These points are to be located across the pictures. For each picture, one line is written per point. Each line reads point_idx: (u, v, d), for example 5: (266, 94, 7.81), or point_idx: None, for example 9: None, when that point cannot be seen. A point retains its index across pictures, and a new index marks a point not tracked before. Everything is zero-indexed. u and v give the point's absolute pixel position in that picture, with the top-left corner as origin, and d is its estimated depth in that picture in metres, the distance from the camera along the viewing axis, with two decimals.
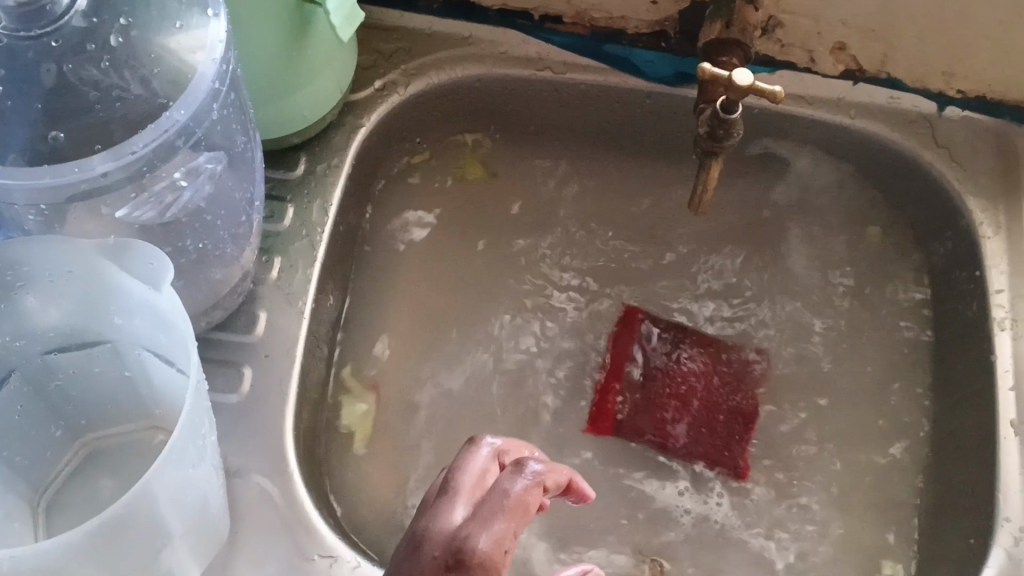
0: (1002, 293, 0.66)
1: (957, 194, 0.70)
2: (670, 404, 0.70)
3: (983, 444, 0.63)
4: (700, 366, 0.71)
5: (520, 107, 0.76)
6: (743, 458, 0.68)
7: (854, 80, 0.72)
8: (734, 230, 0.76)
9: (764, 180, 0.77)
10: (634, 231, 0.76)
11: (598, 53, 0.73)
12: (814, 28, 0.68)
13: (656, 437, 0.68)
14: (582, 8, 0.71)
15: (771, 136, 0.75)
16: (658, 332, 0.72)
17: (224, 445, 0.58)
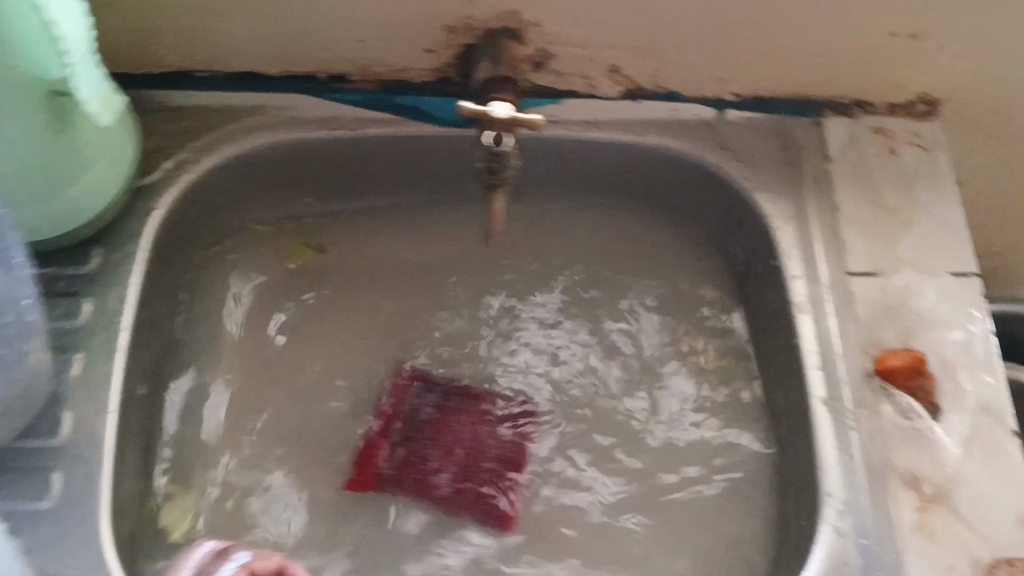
0: (798, 277, 0.70)
1: (746, 190, 0.73)
2: (435, 455, 0.71)
3: (798, 421, 0.67)
4: (470, 418, 0.73)
5: (330, 173, 0.77)
6: (506, 507, 0.69)
7: (635, 98, 0.75)
8: (554, 259, 0.80)
9: (565, 213, 0.81)
10: (458, 274, 0.80)
11: (389, 105, 0.73)
12: (585, 54, 0.70)
13: (417, 489, 0.69)
14: (363, 63, 0.71)
15: (571, 162, 0.77)
16: (426, 388, 0.74)
17: (37, 557, 0.56)
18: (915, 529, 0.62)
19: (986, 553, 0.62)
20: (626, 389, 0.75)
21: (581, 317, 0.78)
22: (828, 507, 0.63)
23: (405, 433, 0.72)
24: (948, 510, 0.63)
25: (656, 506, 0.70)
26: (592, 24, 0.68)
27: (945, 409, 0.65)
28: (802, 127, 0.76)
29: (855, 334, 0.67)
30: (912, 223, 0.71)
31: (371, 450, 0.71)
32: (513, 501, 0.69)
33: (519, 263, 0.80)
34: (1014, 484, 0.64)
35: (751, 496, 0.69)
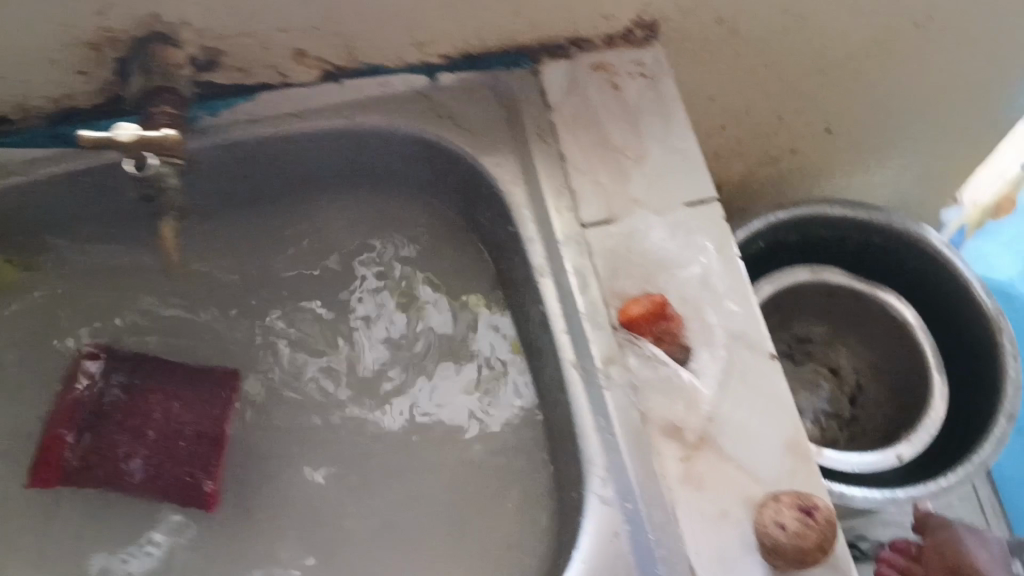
0: (535, 239, 0.67)
1: (472, 156, 0.69)
2: (124, 438, 0.67)
3: (555, 386, 0.66)
4: (162, 394, 0.69)
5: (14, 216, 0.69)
6: (209, 485, 0.67)
7: (337, 80, 0.69)
8: (302, 263, 0.78)
9: (299, 218, 0.78)
10: (203, 299, 0.76)
11: (64, 140, 0.67)
12: (258, 45, 0.64)
13: (107, 477, 0.67)
14: (19, 100, 0.64)
15: (287, 158, 0.71)
16: (112, 368, 0.70)
17: None
18: (681, 483, 0.59)
19: (759, 491, 0.59)
20: (391, 384, 0.74)
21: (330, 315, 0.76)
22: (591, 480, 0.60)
23: (89, 418, 0.68)
24: (713, 454, 0.60)
25: (433, 496, 0.69)
26: (253, 15, 0.61)
27: (694, 347, 0.63)
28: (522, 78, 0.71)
29: (597, 290, 0.64)
30: (642, 159, 0.68)
31: (53, 449, 0.66)
32: (217, 478, 0.68)
33: (265, 280, 0.77)
34: (779, 411, 0.61)
35: (526, 466, 0.68)
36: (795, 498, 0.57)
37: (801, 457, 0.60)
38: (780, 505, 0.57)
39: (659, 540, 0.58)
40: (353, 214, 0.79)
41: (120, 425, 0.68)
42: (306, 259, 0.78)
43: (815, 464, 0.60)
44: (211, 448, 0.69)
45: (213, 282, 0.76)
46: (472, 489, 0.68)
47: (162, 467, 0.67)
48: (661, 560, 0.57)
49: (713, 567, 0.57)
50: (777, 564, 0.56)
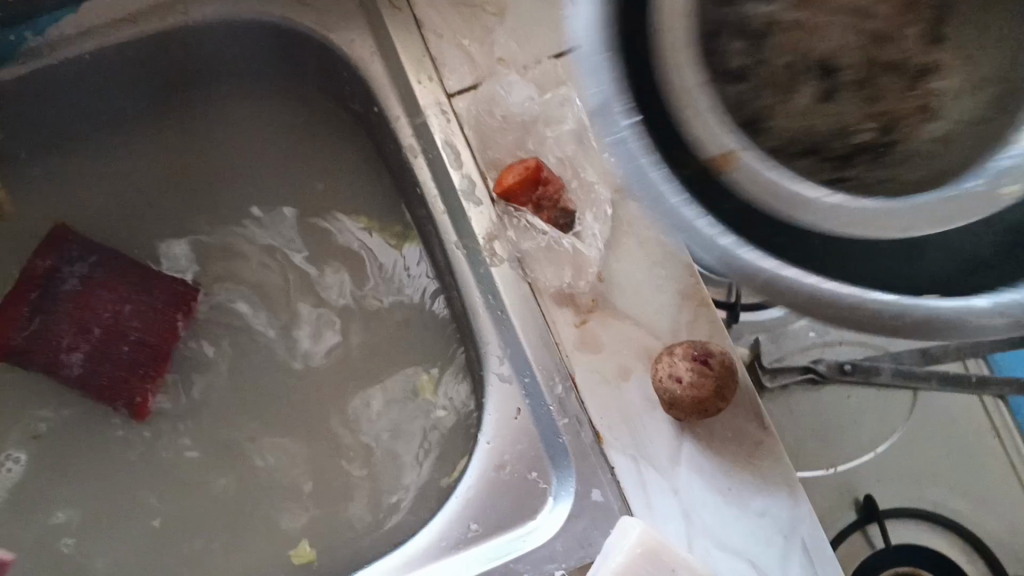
0: (402, 116, 0.63)
1: (323, 37, 0.65)
2: (68, 331, 0.66)
3: (443, 267, 0.65)
4: (116, 294, 0.68)
5: None
6: (141, 396, 0.67)
7: None
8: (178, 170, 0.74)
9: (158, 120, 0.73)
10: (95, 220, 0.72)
11: None
12: None
13: (45, 363, 0.66)
14: None
15: (135, 64, 0.67)
16: (77, 252, 0.69)
17: None
18: (579, 350, 0.57)
19: (657, 344, 0.57)
20: (297, 284, 0.72)
21: (224, 230, 0.74)
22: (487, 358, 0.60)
23: (39, 300, 0.67)
24: (607, 314, 0.58)
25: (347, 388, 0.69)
26: None
27: (578, 208, 0.60)
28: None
29: (470, 161, 0.61)
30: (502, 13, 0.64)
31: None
32: (150, 390, 0.67)
33: (151, 201, 0.73)
34: (668, 257, 0.59)
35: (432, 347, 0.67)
36: (689, 347, 0.55)
37: (696, 303, 0.58)
38: (674, 357, 0.54)
39: (559, 410, 0.56)
40: (219, 115, 0.75)
41: (68, 314, 0.67)
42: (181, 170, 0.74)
43: (712, 305, 0.58)
44: (155, 360, 0.68)
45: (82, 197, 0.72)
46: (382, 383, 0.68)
47: (100, 364, 0.66)
48: (562, 431, 0.56)
49: (616, 429, 0.55)
50: (677, 417, 0.55)
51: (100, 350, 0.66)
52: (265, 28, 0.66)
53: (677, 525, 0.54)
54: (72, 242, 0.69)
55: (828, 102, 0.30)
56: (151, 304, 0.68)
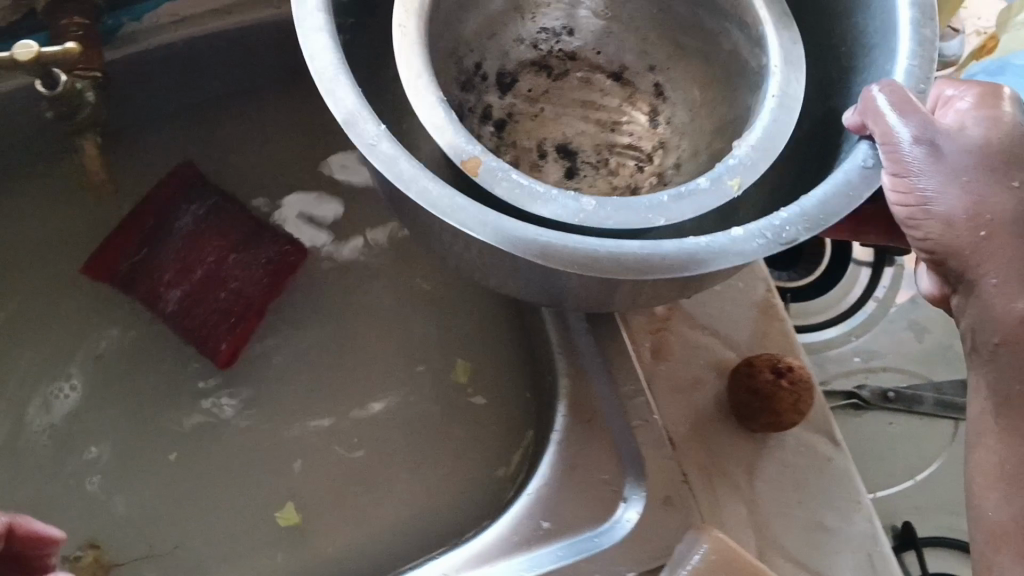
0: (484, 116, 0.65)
1: None
2: (171, 268, 0.68)
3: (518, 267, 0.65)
4: (224, 238, 0.69)
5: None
6: (226, 343, 0.66)
7: None
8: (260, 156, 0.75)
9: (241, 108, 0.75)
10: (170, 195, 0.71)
11: None
12: None
13: (144, 296, 0.67)
14: None
15: (225, 49, 0.68)
16: (195, 198, 0.70)
17: None
18: (657, 359, 0.58)
19: (733, 355, 0.57)
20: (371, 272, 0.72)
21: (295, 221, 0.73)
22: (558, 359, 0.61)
23: (151, 233, 0.69)
24: (683, 323, 0.58)
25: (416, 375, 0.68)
26: None
27: None
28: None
29: None
30: None
31: (107, 251, 0.68)
32: (236, 339, 0.67)
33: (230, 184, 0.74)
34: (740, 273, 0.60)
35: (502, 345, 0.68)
36: (768, 359, 0.55)
37: (769, 318, 0.59)
38: (752, 368, 0.55)
39: (633, 414, 0.56)
40: (302, 121, 0.76)
41: (177, 258, 0.68)
42: (259, 166, 0.75)
43: (787, 322, 0.59)
44: (248, 311, 0.67)
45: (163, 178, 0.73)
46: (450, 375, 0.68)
47: (193, 307, 0.67)
48: (635, 434, 0.56)
49: (687, 438, 0.56)
50: (751, 428, 0.55)
51: (204, 290, 0.68)
52: None
53: (744, 535, 0.54)
54: (190, 189, 0.71)
55: None
56: (253, 253, 0.69)
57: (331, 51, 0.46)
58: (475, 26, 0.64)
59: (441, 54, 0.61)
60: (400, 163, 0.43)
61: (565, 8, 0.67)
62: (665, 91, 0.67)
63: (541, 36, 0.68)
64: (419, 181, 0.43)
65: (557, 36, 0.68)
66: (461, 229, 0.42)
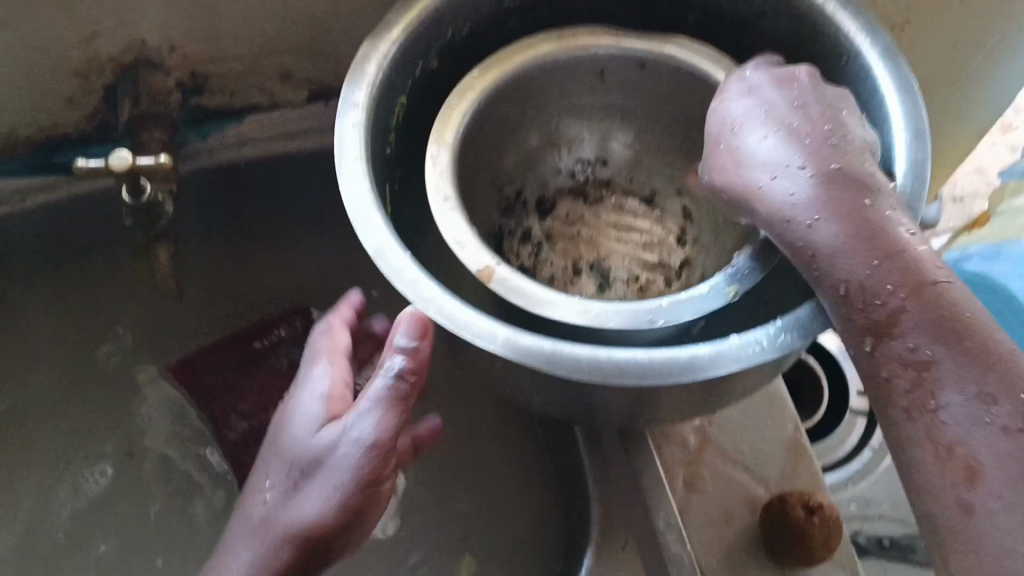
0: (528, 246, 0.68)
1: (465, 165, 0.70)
2: (248, 401, 0.72)
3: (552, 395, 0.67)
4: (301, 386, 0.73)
5: (27, 256, 0.67)
6: None
7: (323, 100, 0.70)
8: (300, 272, 0.77)
9: (292, 231, 0.76)
10: (218, 314, 0.75)
11: (54, 165, 0.66)
12: (241, 67, 0.64)
13: (216, 415, 0.72)
14: (7, 131, 0.64)
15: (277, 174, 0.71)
16: (294, 338, 0.75)
17: None
18: (690, 491, 0.59)
19: (764, 492, 0.59)
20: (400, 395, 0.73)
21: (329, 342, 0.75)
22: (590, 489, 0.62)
23: (247, 358, 0.74)
24: (715, 456, 0.60)
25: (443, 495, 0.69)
26: (228, 39, 0.62)
27: None
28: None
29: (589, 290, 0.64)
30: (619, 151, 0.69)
31: (198, 358, 0.72)
32: None
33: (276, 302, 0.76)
34: (769, 412, 0.62)
35: (533, 474, 0.68)
36: (800, 496, 0.56)
37: (798, 455, 0.61)
38: (786, 504, 0.56)
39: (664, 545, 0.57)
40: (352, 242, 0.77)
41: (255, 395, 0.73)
42: (301, 282, 0.76)
43: (815, 462, 0.61)
44: None
45: (211, 292, 0.74)
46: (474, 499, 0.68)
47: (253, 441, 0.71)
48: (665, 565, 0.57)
49: (718, 569, 0.57)
50: (783, 563, 0.56)
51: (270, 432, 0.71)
52: None
53: None
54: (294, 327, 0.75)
55: None
56: None
57: (370, 196, 0.51)
58: (514, 161, 0.67)
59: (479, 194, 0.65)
60: (421, 286, 0.48)
61: (598, 140, 0.69)
62: (694, 214, 0.69)
63: (577, 166, 0.71)
64: (434, 300, 0.47)
65: (591, 165, 0.71)
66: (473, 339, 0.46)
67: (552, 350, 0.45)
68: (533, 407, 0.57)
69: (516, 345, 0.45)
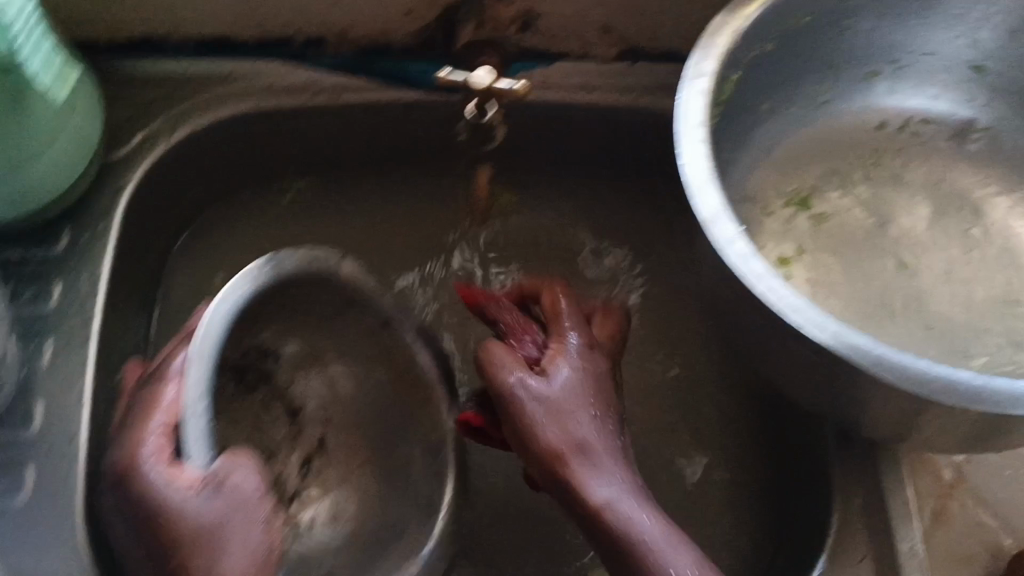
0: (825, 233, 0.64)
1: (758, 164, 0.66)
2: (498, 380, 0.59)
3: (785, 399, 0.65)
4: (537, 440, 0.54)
5: (325, 144, 0.72)
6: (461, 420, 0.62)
7: (633, 59, 0.69)
8: (548, 214, 0.75)
9: (550, 177, 0.75)
10: (467, 238, 0.74)
11: (368, 70, 0.69)
12: (574, 14, 0.65)
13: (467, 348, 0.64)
14: (340, 28, 0.67)
15: (562, 127, 0.71)
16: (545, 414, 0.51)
17: (21, 553, 0.56)
18: (935, 523, 0.58)
19: (1010, 541, 0.57)
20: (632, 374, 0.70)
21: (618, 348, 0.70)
22: (825, 500, 0.59)
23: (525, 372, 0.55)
24: (967, 494, 0.59)
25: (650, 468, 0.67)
26: None
27: None
28: (848, 80, 0.66)
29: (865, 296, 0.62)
30: (916, 168, 0.67)
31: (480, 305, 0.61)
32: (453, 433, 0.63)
33: (536, 250, 0.74)
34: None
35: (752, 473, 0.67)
36: None
37: None
38: None
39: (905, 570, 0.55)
40: (624, 200, 0.75)
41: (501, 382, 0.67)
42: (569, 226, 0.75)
43: None
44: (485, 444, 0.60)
45: (460, 215, 0.75)
46: (691, 479, 0.67)
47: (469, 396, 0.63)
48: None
49: None
50: None
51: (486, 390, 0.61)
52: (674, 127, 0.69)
53: None
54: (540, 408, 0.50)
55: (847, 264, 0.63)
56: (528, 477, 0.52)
57: (709, 162, 0.50)
58: (868, 44, 0.63)
59: (817, 71, 0.64)
60: (754, 262, 0.48)
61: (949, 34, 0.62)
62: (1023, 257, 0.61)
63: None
64: (768, 281, 0.47)
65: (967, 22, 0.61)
66: (803, 328, 0.46)
67: (875, 354, 0.46)
68: (802, 398, 0.56)
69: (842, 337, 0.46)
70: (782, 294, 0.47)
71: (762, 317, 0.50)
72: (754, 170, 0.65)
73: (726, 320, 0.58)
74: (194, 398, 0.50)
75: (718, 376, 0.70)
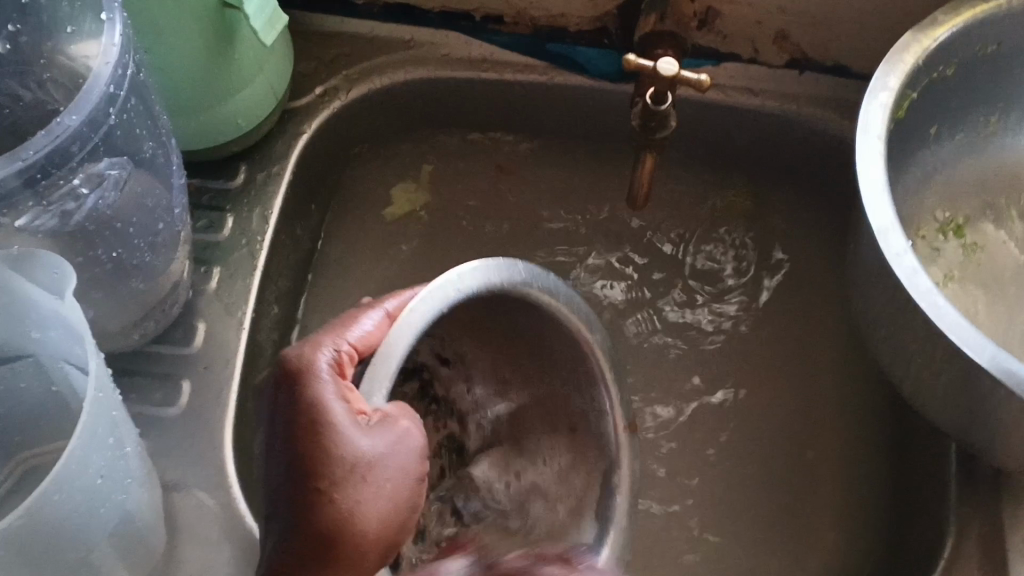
0: (977, 262, 0.64)
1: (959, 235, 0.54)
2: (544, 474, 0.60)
3: (911, 421, 0.65)
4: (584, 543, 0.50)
5: (492, 116, 0.75)
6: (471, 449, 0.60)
7: (801, 69, 0.70)
8: (695, 209, 0.76)
9: (701, 174, 0.76)
10: (610, 225, 0.75)
11: (542, 52, 0.72)
12: (750, 17, 0.67)
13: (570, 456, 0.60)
14: (522, 7, 0.70)
15: (718, 127, 0.73)
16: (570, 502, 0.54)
17: (163, 462, 0.58)
18: None
19: None
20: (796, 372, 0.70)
21: (798, 350, 0.71)
22: (943, 524, 0.58)
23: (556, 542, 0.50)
24: None
25: (768, 476, 0.66)
26: None
27: None
28: (1019, 114, 0.66)
29: (1011, 325, 0.61)
30: None
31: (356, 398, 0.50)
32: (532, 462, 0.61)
33: (683, 238, 0.75)
34: None
35: (869, 493, 0.65)
36: None
37: None
38: None
39: None
40: (779, 204, 0.76)
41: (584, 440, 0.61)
42: (713, 206, 0.76)
43: None
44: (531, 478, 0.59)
45: (607, 201, 0.76)
46: (811, 493, 0.66)
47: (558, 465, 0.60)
48: None
49: None
50: None
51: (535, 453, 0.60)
52: (830, 143, 0.70)
53: None
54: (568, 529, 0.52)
55: (996, 294, 0.63)
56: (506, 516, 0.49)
57: (882, 174, 0.52)
58: None
59: (988, 102, 0.65)
60: (918, 277, 0.49)
61: None
62: None
63: None
64: (933, 296, 0.49)
65: None
66: (963, 347, 0.47)
67: None
68: (935, 421, 0.56)
69: (1002, 365, 0.47)
70: (946, 312, 0.48)
71: (918, 330, 0.51)
72: (915, 196, 0.66)
73: (870, 337, 0.58)
74: (404, 335, 0.49)
75: (853, 400, 0.69)
